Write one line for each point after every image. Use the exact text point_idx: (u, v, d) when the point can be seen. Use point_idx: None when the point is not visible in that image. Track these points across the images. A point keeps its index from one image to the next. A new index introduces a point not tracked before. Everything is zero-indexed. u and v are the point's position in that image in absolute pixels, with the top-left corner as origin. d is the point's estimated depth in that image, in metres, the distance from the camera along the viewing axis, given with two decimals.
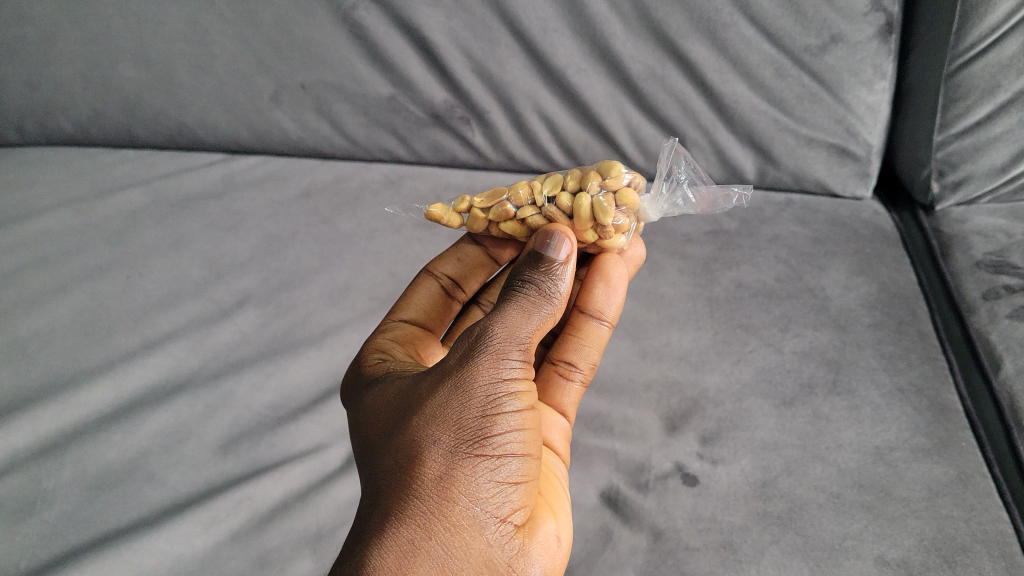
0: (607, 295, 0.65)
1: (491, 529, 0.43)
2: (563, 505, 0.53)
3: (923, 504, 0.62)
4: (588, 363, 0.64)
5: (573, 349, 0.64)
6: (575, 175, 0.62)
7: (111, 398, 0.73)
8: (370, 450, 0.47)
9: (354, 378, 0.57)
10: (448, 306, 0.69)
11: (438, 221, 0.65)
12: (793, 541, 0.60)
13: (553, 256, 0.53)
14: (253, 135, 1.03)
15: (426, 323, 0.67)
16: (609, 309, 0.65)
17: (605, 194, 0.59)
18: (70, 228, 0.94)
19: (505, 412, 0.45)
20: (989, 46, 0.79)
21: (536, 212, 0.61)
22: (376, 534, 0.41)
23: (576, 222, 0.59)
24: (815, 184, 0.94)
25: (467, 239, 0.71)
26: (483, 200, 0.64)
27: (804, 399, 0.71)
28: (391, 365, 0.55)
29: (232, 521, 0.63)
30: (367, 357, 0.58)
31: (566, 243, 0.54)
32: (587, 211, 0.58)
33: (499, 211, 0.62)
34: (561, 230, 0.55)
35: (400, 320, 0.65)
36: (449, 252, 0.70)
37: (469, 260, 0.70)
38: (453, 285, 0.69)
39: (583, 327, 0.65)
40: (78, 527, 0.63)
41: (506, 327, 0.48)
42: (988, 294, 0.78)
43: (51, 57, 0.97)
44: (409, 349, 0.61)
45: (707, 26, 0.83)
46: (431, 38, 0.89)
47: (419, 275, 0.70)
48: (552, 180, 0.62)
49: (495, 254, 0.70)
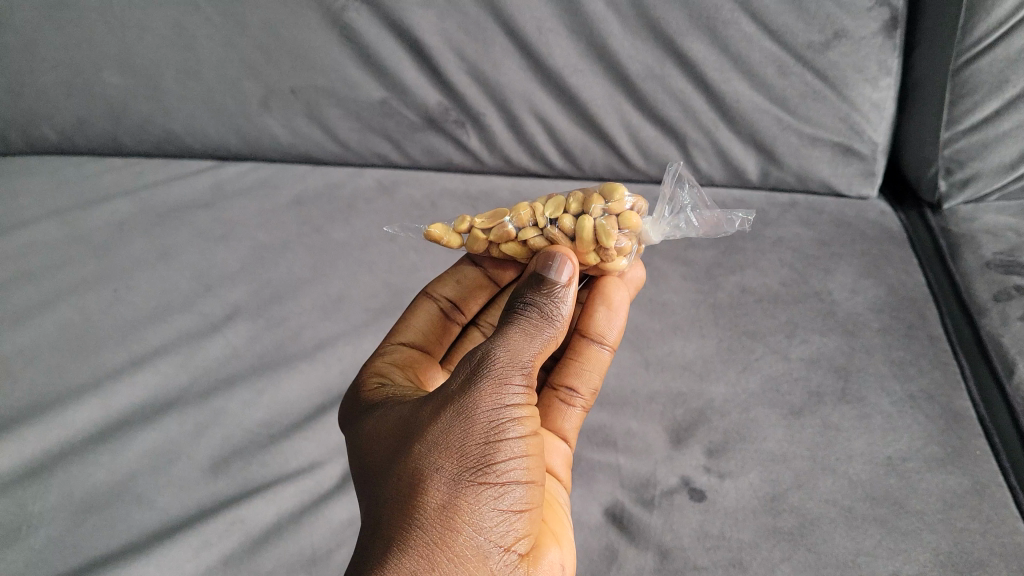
0: (608, 319, 0.63)
1: (495, 559, 0.41)
2: (567, 531, 0.51)
3: (939, 517, 0.60)
4: (590, 388, 0.62)
5: (575, 373, 0.62)
6: (578, 196, 0.59)
7: (98, 417, 0.71)
8: (369, 480, 0.45)
9: (352, 405, 0.54)
10: (447, 328, 0.67)
11: (437, 241, 0.62)
12: (805, 557, 0.58)
13: (555, 279, 0.50)
14: (243, 142, 1.00)
15: (425, 346, 0.64)
16: (611, 333, 0.63)
17: (607, 217, 0.57)
18: (56, 241, 0.92)
19: (509, 438, 0.43)
20: (996, 40, 0.76)
21: (537, 234, 0.59)
22: (378, 566, 0.39)
23: (578, 244, 0.57)
24: (819, 184, 0.92)
25: (466, 260, 0.69)
26: (484, 221, 0.61)
27: (813, 408, 0.69)
28: (391, 391, 0.53)
29: (223, 544, 0.61)
30: (366, 382, 0.55)
31: (568, 265, 0.51)
32: (590, 233, 0.56)
33: (501, 232, 0.59)
34: (562, 252, 0.53)
35: (398, 343, 0.63)
36: (449, 273, 0.68)
37: (469, 282, 0.68)
38: (452, 307, 0.67)
39: (584, 351, 0.63)
40: (65, 553, 0.61)
41: (509, 351, 0.46)
42: (999, 295, 0.75)
43: (33, 64, 0.95)
44: (408, 373, 0.59)
45: (707, 23, 0.81)
46: (424, 40, 0.87)
47: (417, 297, 0.67)
48: (554, 201, 0.59)
49: (496, 275, 0.68)
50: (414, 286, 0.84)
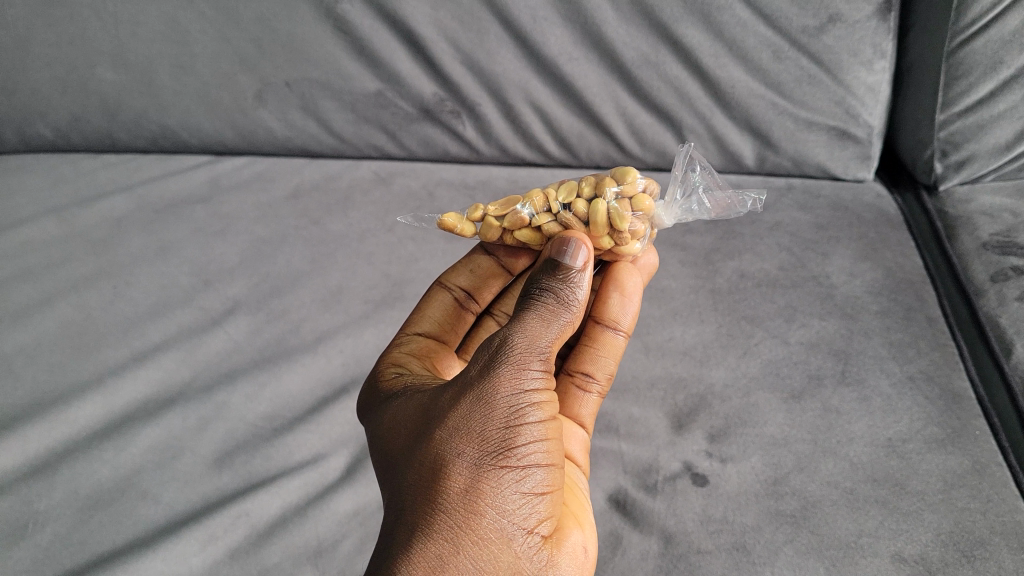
0: (621, 305, 0.63)
1: (519, 541, 0.41)
2: (587, 513, 0.51)
3: (939, 497, 0.60)
4: (606, 373, 0.62)
5: (589, 360, 0.62)
6: (590, 180, 0.59)
7: (100, 413, 0.71)
8: (391, 467, 0.45)
9: (371, 395, 0.54)
10: (462, 317, 0.66)
11: (451, 230, 0.61)
12: (807, 540, 0.59)
13: (570, 264, 0.50)
14: (238, 137, 1.00)
15: (440, 336, 0.64)
16: (625, 319, 0.63)
17: (620, 199, 0.57)
18: (52, 238, 0.91)
19: (528, 422, 0.43)
20: (989, 21, 0.76)
21: (551, 220, 0.58)
22: (404, 550, 0.39)
23: (592, 228, 0.57)
24: (816, 168, 0.92)
25: (479, 249, 0.68)
26: (497, 208, 0.60)
27: (813, 391, 0.69)
28: (409, 380, 0.53)
29: (230, 537, 0.61)
30: (384, 372, 0.56)
31: (583, 249, 0.51)
32: (604, 217, 0.56)
33: (515, 219, 0.59)
34: (577, 236, 0.52)
35: (414, 334, 0.63)
36: (461, 264, 0.68)
37: (483, 271, 0.67)
38: (467, 297, 0.66)
39: (599, 337, 0.63)
40: (71, 550, 0.61)
41: (526, 337, 0.46)
42: (996, 276, 0.76)
43: (26, 62, 0.94)
44: (426, 363, 0.59)
45: (702, 9, 0.80)
46: (418, 30, 0.86)
47: (431, 288, 0.67)
48: (566, 186, 0.59)
49: (508, 264, 0.67)
50: (413, 277, 0.83)
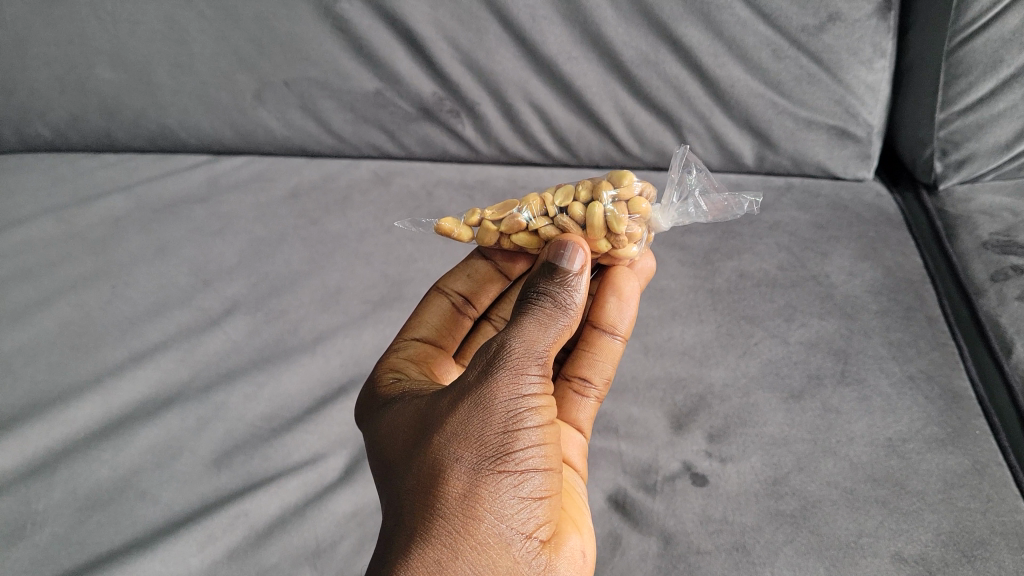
0: (619, 309, 0.63)
1: (518, 546, 0.41)
2: (585, 517, 0.51)
3: (939, 497, 0.60)
4: (603, 377, 0.62)
5: (587, 364, 0.63)
6: (586, 184, 0.59)
7: (99, 414, 0.70)
8: (389, 472, 0.45)
9: (369, 400, 0.54)
10: (459, 322, 0.66)
11: (448, 234, 0.60)
12: (807, 540, 0.58)
13: (567, 267, 0.49)
14: (237, 136, 0.99)
15: (438, 340, 0.64)
16: (622, 323, 0.63)
17: (617, 203, 0.57)
18: (51, 238, 0.91)
19: (526, 427, 0.43)
20: (990, 20, 0.76)
21: (548, 224, 0.58)
22: (402, 555, 0.39)
23: (589, 232, 0.56)
24: (815, 167, 0.92)
25: (476, 254, 0.68)
26: (494, 212, 0.60)
27: (812, 391, 0.69)
28: (407, 385, 0.53)
29: (229, 537, 0.61)
30: (382, 377, 0.55)
31: (580, 253, 0.51)
32: (601, 221, 0.55)
33: (512, 223, 0.58)
34: (574, 240, 0.52)
35: (411, 339, 0.63)
36: (458, 268, 0.68)
37: (480, 275, 0.67)
38: (464, 302, 0.66)
39: (597, 342, 0.63)
40: (70, 551, 0.61)
41: (524, 341, 0.46)
42: (996, 276, 0.75)
43: (25, 61, 0.93)
44: (423, 368, 0.58)
45: (702, 9, 0.80)
46: (417, 30, 0.86)
47: (429, 293, 0.67)
48: (563, 190, 0.59)
49: (506, 268, 0.67)
50: (412, 277, 0.83)
